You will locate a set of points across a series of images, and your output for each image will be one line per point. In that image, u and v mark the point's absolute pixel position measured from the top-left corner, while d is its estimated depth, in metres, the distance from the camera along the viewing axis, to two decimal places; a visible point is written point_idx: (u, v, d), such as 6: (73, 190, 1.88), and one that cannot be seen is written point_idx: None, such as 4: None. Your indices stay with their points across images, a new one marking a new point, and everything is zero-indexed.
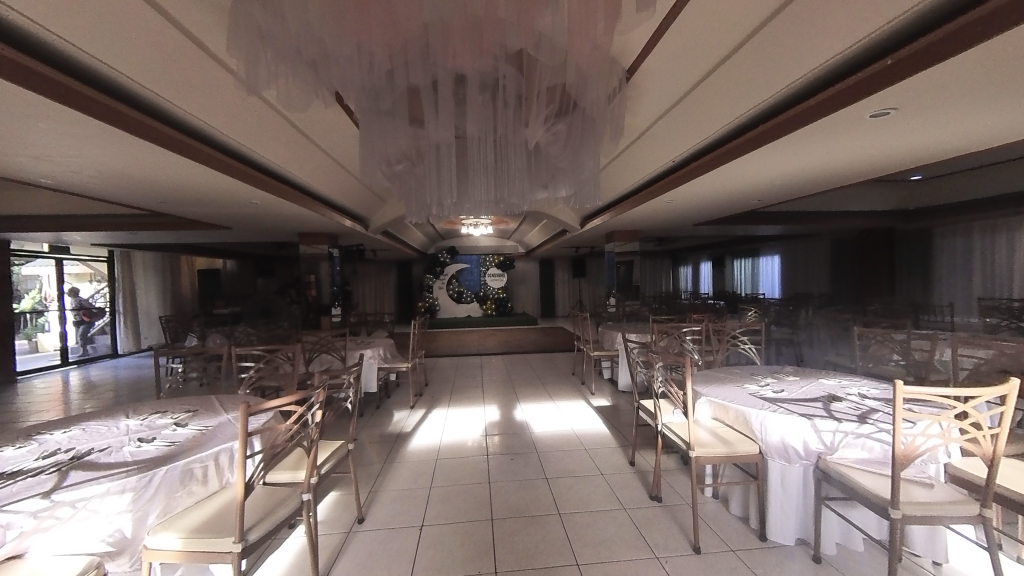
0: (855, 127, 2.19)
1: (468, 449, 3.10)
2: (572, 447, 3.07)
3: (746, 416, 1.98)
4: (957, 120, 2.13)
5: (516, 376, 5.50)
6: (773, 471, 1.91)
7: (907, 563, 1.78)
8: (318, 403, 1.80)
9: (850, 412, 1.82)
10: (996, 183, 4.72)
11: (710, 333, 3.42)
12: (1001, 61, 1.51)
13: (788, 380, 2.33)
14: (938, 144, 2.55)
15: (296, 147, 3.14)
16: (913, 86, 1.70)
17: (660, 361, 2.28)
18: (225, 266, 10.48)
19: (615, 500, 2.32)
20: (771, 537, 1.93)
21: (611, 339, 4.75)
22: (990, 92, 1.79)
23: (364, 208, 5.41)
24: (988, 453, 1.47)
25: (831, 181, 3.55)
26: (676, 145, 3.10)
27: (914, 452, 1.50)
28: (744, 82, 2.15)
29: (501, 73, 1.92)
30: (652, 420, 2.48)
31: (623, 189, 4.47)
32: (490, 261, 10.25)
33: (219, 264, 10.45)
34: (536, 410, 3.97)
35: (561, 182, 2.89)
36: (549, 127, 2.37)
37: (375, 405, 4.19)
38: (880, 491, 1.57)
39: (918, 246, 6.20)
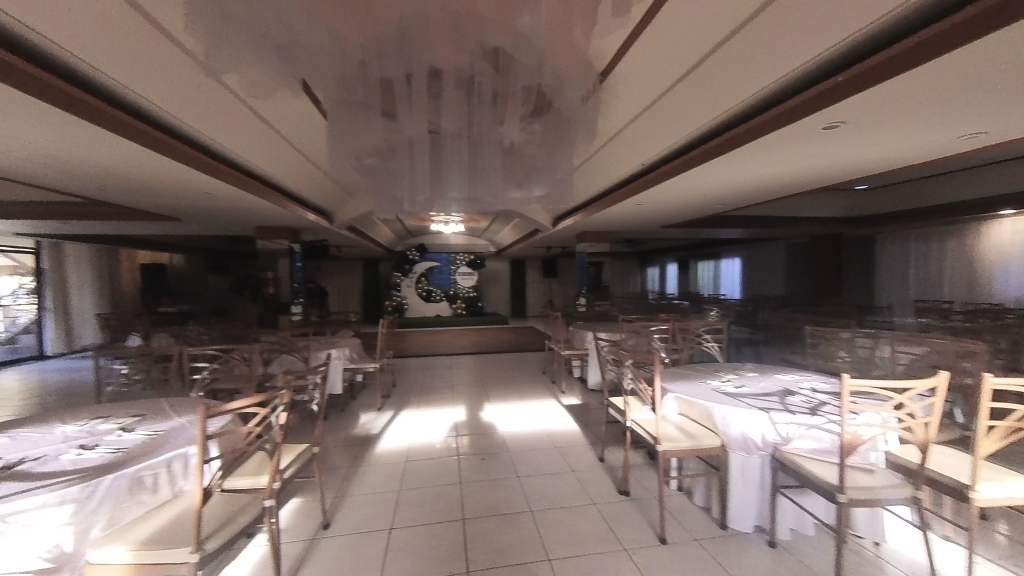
0: (811, 138, 2.34)
1: (437, 451, 3.06)
2: (544, 446, 3.09)
3: (709, 411, 2.07)
4: (894, 137, 2.34)
5: (485, 377, 5.46)
6: (734, 463, 2.01)
7: (852, 544, 1.92)
8: (282, 405, 1.73)
9: (803, 405, 1.94)
10: (929, 194, 5.33)
11: (676, 333, 3.50)
12: (933, 83, 1.68)
13: (748, 376, 2.46)
14: (881, 157, 2.76)
15: (259, 137, 2.98)
16: (862, 101, 1.84)
17: (631, 359, 2.34)
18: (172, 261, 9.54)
19: (585, 496, 2.37)
20: (730, 525, 2.03)
21: (581, 337, 4.83)
22: (922, 112, 1.98)
23: (330, 203, 5.22)
24: (920, 441, 1.62)
25: (787, 189, 3.77)
26: (645, 150, 3.20)
27: (858, 441, 1.62)
28: (708, 92, 2.27)
29: (479, 71, 1.94)
30: (621, 417, 2.53)
31: (594, 191, 4.55)
32: (461, 260, 10.16)
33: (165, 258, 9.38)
34: (505, 411, 3.96)
35: (535, 182, 2.92)
36: (524, 126, 2.38)
37: (340, 407, 4.06)
38: (828, 477, 1.68)
39: (862, 252, 6.76)
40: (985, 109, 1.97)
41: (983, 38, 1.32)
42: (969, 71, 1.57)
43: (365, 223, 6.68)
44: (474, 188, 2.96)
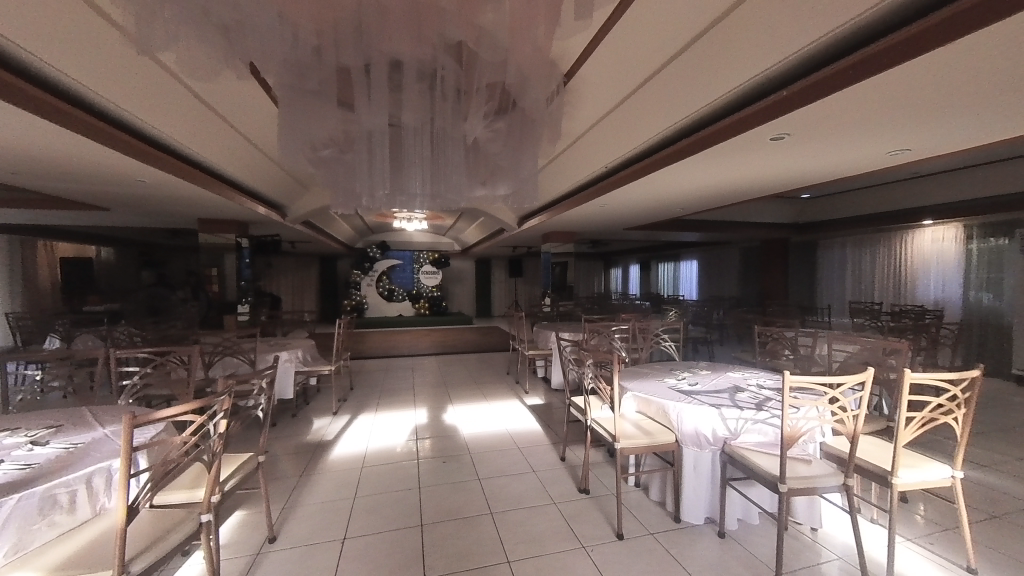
0: (759, 148, 2.47)
1: (398, 455, 2.98)
2: (506, 447, 3.07)
3: (665, 408, 2.13)
4: (831, 150, 2.53)
5: (448, 378, 5.39)
6: (687, 458, 2.08)
7: (792, 530, 2.05)
8: (222, 412, 1.62)
9: (750, 401, 2.05)
10: (861, 204, 5.85)
11: (635, 333, 3.60)
12: (864, 102, 1.83)
13: (701, 374, 2.56)
14: (820, 168, 2.97)
15: (201, 123, 2.76)
16: (803, 116, 1.97)
17: (591, 360, 2.39)
18: (99, 255, 8.19)
19: (546, 495, 2.37)
20: (683, 518, 2.10)
21: (544, 337, 4.87)
22: (854, 128, 2.15)
23: (283, 196, 4.95)
24: (850, 432, 1.74)
25: (739, 196, 3.98)
26: (608, 153, 3.27)
27: (797, 433, 1.73)
28: (666, 99, 2.35)
29: (440, 65, 1.90)
30: (582, 416, 2.56)
31: (558, 191, 4.60)
32: (424, 258, 10.02)
33: (90, 252, 8.05)
34: (467, 412, 3.91)
35: (499, 181, 2.91)
36: (487, 124, 2.37)
37: (292, 413, 3.86)
38: (771, 469, 1.78)
39: (806, 256, 7.31)
40: (907, 127, 2.17)
41: (912, 61, 1.45)
42: (895, 92, 1.73)
43: (321, 218, 6.39)
44: (436, 185, 2.90)
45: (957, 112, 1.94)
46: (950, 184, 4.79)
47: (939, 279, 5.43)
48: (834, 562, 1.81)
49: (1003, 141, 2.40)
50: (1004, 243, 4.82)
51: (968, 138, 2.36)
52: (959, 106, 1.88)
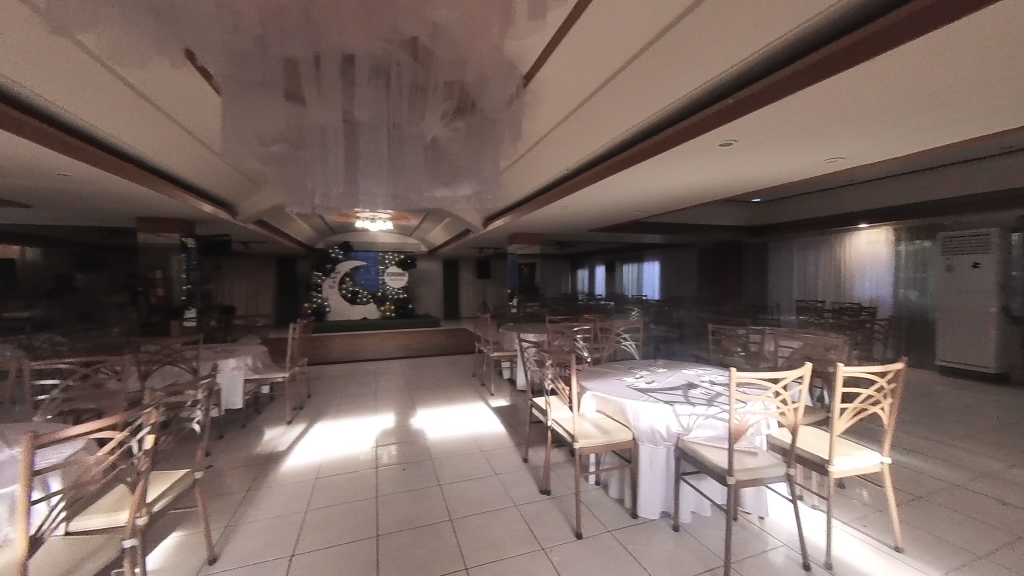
0: (711, 154, 2.57)
1: (357, 463, 2.87)
2: (468, 451, 3.03)
3: (623, 406, 2.17)
4: (775, 157, 2.67)
5: (413, 382, 5.28)
6: (643, 455, 2.12)
7: (741, 520, 2.13)
8: (149, 426, 1.52)
9: (702, 397, 2.12)
10: (807, 209, 6.24)
11: (597, 333, 3.65)
12: (800, 113, 1.95)
13: (658, 372, 2.63)
14: (766, 174, 3.14)
15: (135, 114, 2.56)
16: (746, 124, 2.08)
17: (550, 360, 2.42)
18: (23, 256, 6.95)
19: (507, 498, 2.36)
20: (640, 514, 2.15)
21: (509, 339, 4.86)
22: (794, 137, 2.29)
23: (233, 194, 4.68)
24: (791, 424, 1.84)
25: (694, 199, 4.14)
26: (569, 156, 3.31)
27: (744, 427, 1.80)
28: (621, 105, 2.41)
29: (395, 62, 1.87)
30: (542, 416, 2.56)
31: (522, 193, 4.61)
32: (389, 259, 9.77)
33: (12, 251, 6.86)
34: (432, 416, 3.83)
35: (460, 181, 2.89)
36: (446, 124, 2.34)
37: (240, 424, 3.64)
38: (720, 462, 1.84)
39: (758, 257, 7.72)
40: (839, 137, 2.33)
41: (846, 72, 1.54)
42: (827, 103, 1.85)
43: (277, 217, 6.10)
44: (395, 185, 2.84)
45: (883, 122, 2.11)
46: (883, 191, 5.21)
47: (873, 279, 5.89)
48: (780, 549, 1.90)
49: (920, 152, 2.64)
50: (927, 245, 5.38)
51: (894, 147, 2.56)
52: (885, 117, 2.03)
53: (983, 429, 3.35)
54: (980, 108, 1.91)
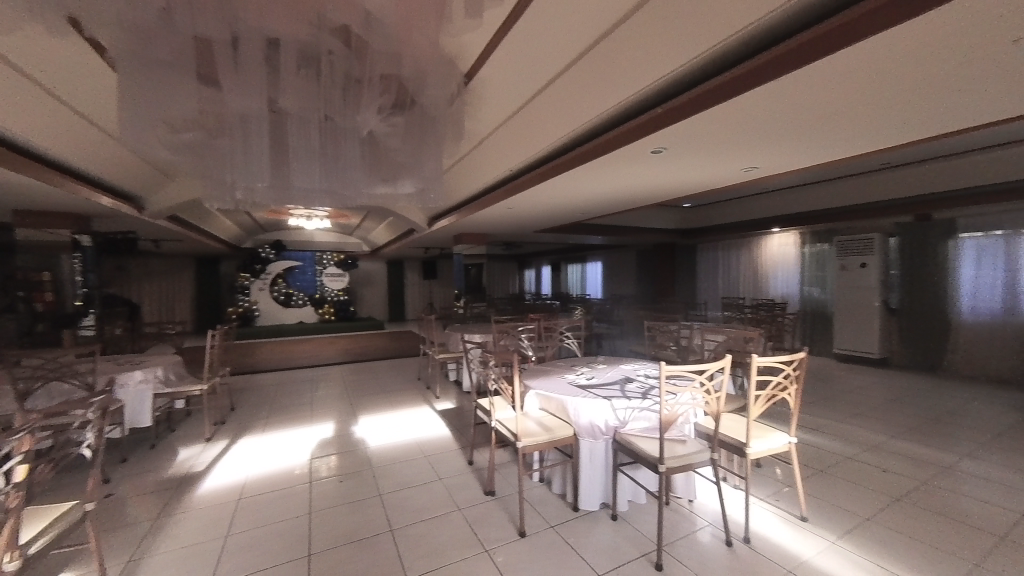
0: (643, 160, 2.71)
1: (289, 478, 2.67)
2: (412, 457, 2.94)
3: (564, 403, 2.23)
4: (701, 165, 2.88)
5: (353, 388, 5.03)
6: (584, 450, 2.19)
7: (673, 505, 2.27)
8: (20, 454, 1.31)
9: (637, 391, 2.23)
10: (730, 214, 6.83)
11: (541, 332, 3.71)
12: (719, 124, 2.11)
13: (598, 368, 2.73)
14: (694, 181, 3.37)
15: (3, 88, 2.15)
16: (672, 133, 2.22)
17: (494, 360, 2.41)
18: None
19: (451, 503, 2.32)
20: (581, 507, 2.21)
21: (455, 340, 4.80)
22: (716, 146, 2.48)
23: (138, 186, 4.15)
24: (714, 411, 1.99)
25: (630, 203, 4.35)
26: (512, 158, 3.33)
27: (673, 417, 1.92)
28: (559, 112, 2.46)
29: (323, 50, 1.75)
30: (486, 417, 2.56)
31: (466, 193, 4.56)
32: (328, 259, 9.21)
33: None
34: (374, 423, 3.68)
35: (400, 179, 2.79)
36: (382, 119, 2.25)
37: (150, 445, 3.24)
38: (653, 451, 1.94)
39: (689, 257, 8.30)
40: (754, 148, 2.57)
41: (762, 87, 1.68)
42: (740, 117, 2.02)
43: (195, 213, 5.51)
44: (329, 181, 2.68)
45: (788, 136, 2.35)
46: (791, 199, 5.90)
47: (785, 278, 6.62)
48: (706, 529, 2.05)
49: (819, 164, 2.99)
50: (826, 247, 6.13)
51: (798, 160, 2.87)
52: (790, 131, 2.27)
53: (869, 407, 3.87)
54: (864, 125, 2.19)
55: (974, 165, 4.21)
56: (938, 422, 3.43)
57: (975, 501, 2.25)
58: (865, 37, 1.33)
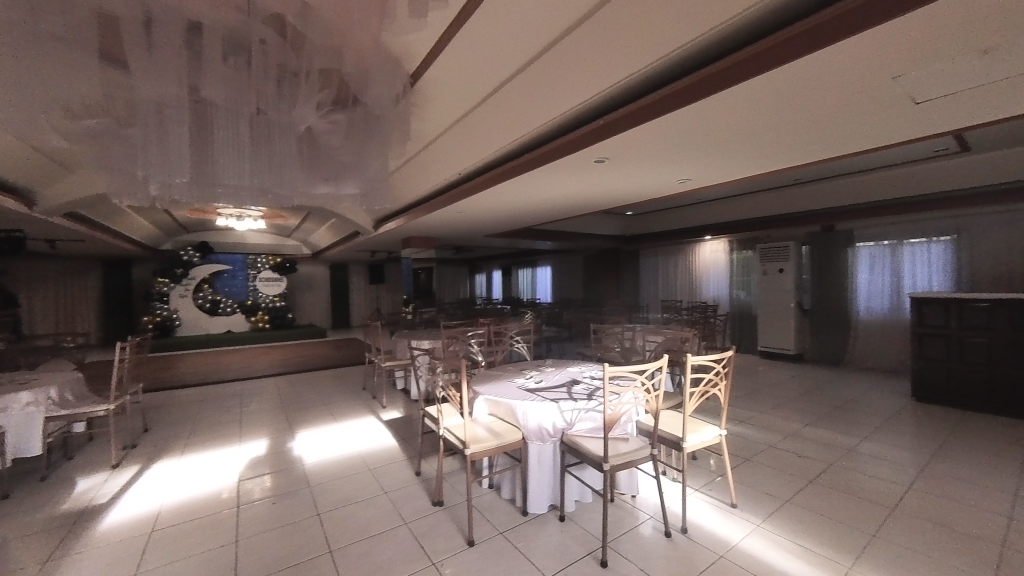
0: (587, 169, 2.82)
1: (214, 503, 2.43)
2: (354, 471, 2.78)
3: (513, 407, 2.23)
4: (641, 174, 3.04)
5: (290, 401, 4.69)
6: (532, 453, 2.21)
7: (618, 501, 2.35)
8: None
9: (583, 392, 2.29)
10: (668, 221, 7.28)
11: (491, 336, 3.70)
12: (656, 136, 2.24)
13: (546, 371, 2.77)
14: (635, 190, 3.55)
15: None
16: (614, 143, 2.32)
17: (442, 366, 2.35)
18: None
19: (397, 516, 2.23)
20: (530, 510, 2.22)
21: (403, 347, 4.65)
22: (654, 157, 2.63)
23: (25, 179, 3.59)
24: (654, 408, 2.09)
25: (577, 210, 4.49)
26: (460, 162, 3.30)
27: (616, 416, 1.99)
28: (507, 118, 2.48)
29: (253, 39, 1.63)
30: (434, 425, 2.49)
31: (413, 196, 4.44)
32: (262, 262, 8.55)
33: None
34: (314, 437, 3.46)
35: (342, 180, 2.66)
36: (321, 116, 2.14)
37: (39, 476, 2.80)
38: (598, 450, 2.00)
39: (632, 262, 8.72)
40: (688, 161, 2.75)
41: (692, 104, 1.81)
42: (674, 130, 2.16)
43: (100, 210, 4.89)
44: (261, 179, 2.48)
45: (716, 151, 2.56)
46: (721, 209, 6.44)
47: (717, 282, 7.17)
48: (648, 522, 2.14)
49: (743, 178, 3.27)
50: (750, 253, 6.73)
51: (726, 173, 3.12)
52: (719, 146, 2.47)
53: (788, 398, 4.28)
54: (780, 144, 2.43)
55: (868, 183, 4.87)
56: (843, 409, 3.87)
57: (872, 479, 2.56)
58: (778, 65, 1.48)
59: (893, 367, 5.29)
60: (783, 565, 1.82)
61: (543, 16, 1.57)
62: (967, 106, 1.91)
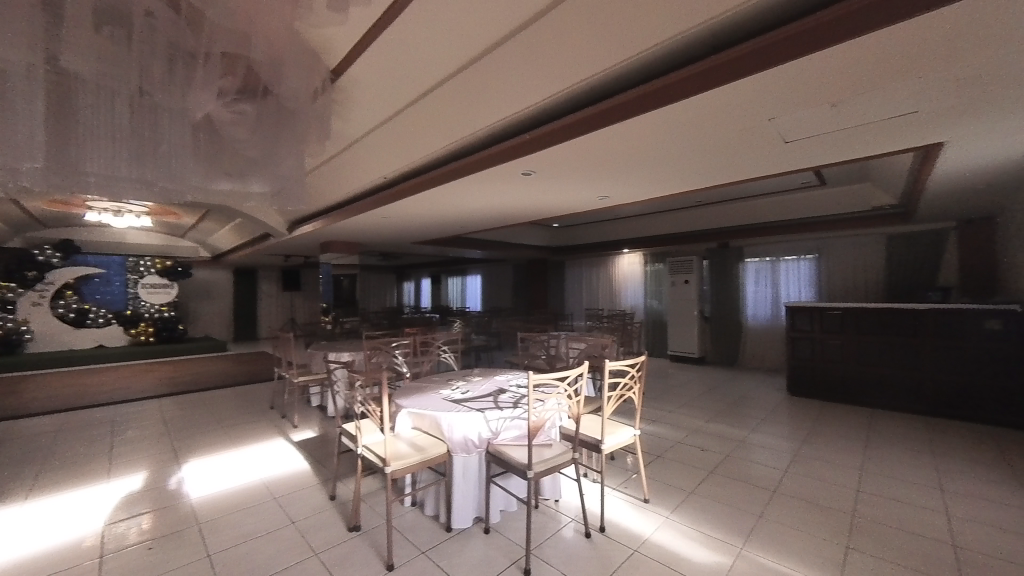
0: (516, 180, 2.88)
1: (66, 556, 2.00)
2: (257, 502, 2.48)
3: (437, 420, 2.17)
4: (566, 189, 3.18)
5: (178, 426, 4.06)
6: (457, 465, 2.16)
7: (542, 507, 2.39)
8: None
9: (509, 401, 2.30)
10: (591, 235, 7.71)
11: (417, 347, 3.58)
12: (580, 153, 2.36)
13: (473, 381, 2.73)
14: (560, 203, 3.70)
15: None
16: (541, 157, 2.41)
17: (361, 380, 2.21)
18: None
19: (306, 548, 2.02)
20: (454, 526, 2.16)
21: (318, 360, 4.30)
22: (578, 173, 2.77)
23: None
24: (575, 413, 2.18)
25: (505, 220, 4.55)
26: (385, 166, 3.17)
27: (540, 423, 2.03)
28: (434, 126, 2.44)
29: (136, 11, 1.40)
30: (352, 443, 2.32)
31: (334, 199, 4.16)
32: (146, 266, 7.39)
33: None
34: (208, 466, 3.02)
35: (250, 177, 2.40)
36: (224, 105, 1.91)
37: None
38: (522, 458, 2.02)
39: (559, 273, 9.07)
40: (607, 179, 2.95)
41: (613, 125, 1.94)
42: (595, 149, 2.31)
43: None
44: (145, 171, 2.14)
45: (632, 171, 2.77)
46: (637, 226, 6.99)
47: (634, 292, 7.76)
48: (569, 525, 2.21)
49: (654, 197, 3.59)
50: (662, 266, 7.38)
51: (640, 192, 3.39)
52: (634, 167, 2.68)
53: (693, 397, 4.74)
54: (685, 168, 2.71)
55: (752, 208, 5.66)
56: (736, 405, 4.39)
57: (759, 466, 2.92)
58: (681, 99, 1.66)
59: (773, 366, 6.15)
60: (688, 552, 1.99)
61: (480, 26, 1.55)
62: (823, 147, 2.30)
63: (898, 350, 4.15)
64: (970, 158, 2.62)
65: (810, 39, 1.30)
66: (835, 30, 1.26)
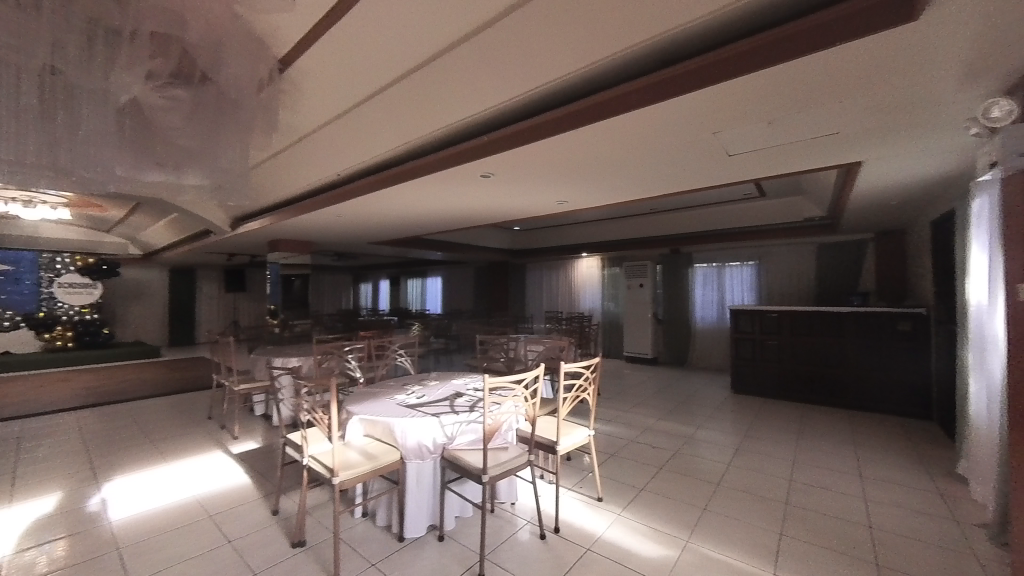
0: (475, 182, 2.86)
1: None
2: (189, 521, 2.29)
3: (390, 426, 2.10)
4: (525, 192, 3.20)
5: (99, 441, 3.67)
6: (410, 472, 2.11)
7: (497, 511, 2.38)
8: None
9: (465, 405, 2.27)
10: (551, 239, 7.82)
11: (372, 351, 3.45)
12: (538, 157, 2.39)
13: (429, 385, 2.67)
14: (520, 206, 3.72)
15: None
16: (499, 159, 2.41)
17: (308, 387, 2.09)
18: None
19: (243, 569, 1.88)
20: (407, 535, 2.10)
21: (263, 366, 4.04)
22: (536, 177, 2.79)
23: None
24: (531, 414, 2.20)
25: (465, 222, 4.51)
26: (339, 164, 3.05)
27: (496, 426, 2.02)
28: (391, 124, 2.37)
29: None
30: (298, 453, 2.20)
31: (283, 196, 3.94)
32: (64, 263, 6.64)
33: None
34: (133, 484, 2.75)
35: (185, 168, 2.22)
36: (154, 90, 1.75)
37: None
38: (477, 462, 2.00)
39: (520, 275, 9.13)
40: (565, 184, 3.00)
41: (575, 129, 1.95)
42: (552, 154, 2.34)
43: None
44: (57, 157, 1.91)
45: (589, 177, 2.84)
46: (596, 231, 7.17)
47: (593, 295, 7.95)
48: (525, 527, 2.21)
49: (610, 203, 3.69)
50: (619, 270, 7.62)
51: (598, 197, 3.48)
52: (591, 174, 2.74)
53: (646, 397, 4.92)
54: (638, 176, 2.81)
55: (701, 216, 5.98)
56: (686, 403, 4.61)
57: (705, 461, 3.08)
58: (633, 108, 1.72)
59: (719, 366, 6.52)
60: (637, 548, 2.05)
61: (441, 25, 1.52)
62: (762, 161, 2.47)
63: (826, 349, 4.53)
64: (885, 177, 2.91)
65: (747, 60, 1.39)
66: (768, 52, 1.35)
